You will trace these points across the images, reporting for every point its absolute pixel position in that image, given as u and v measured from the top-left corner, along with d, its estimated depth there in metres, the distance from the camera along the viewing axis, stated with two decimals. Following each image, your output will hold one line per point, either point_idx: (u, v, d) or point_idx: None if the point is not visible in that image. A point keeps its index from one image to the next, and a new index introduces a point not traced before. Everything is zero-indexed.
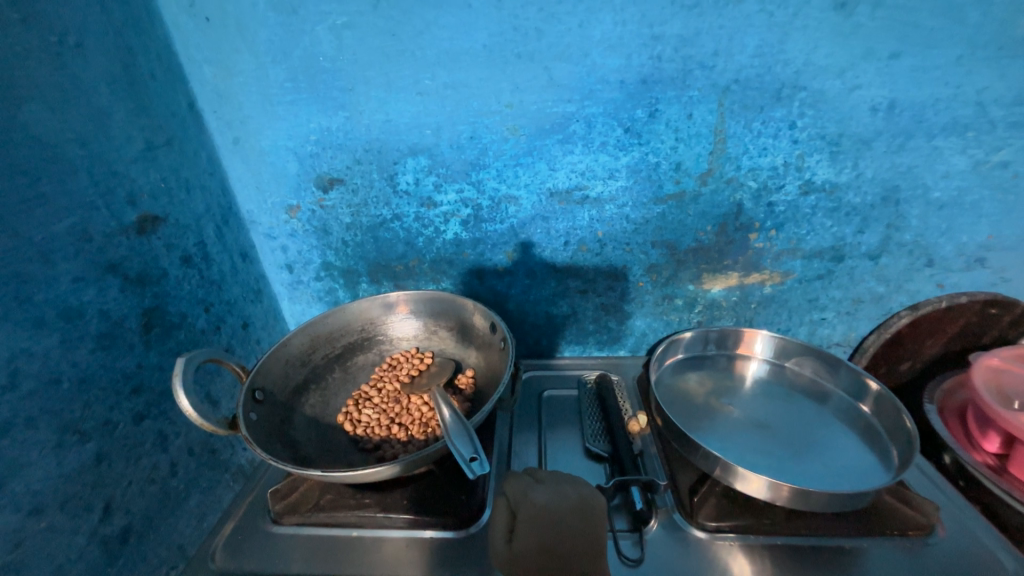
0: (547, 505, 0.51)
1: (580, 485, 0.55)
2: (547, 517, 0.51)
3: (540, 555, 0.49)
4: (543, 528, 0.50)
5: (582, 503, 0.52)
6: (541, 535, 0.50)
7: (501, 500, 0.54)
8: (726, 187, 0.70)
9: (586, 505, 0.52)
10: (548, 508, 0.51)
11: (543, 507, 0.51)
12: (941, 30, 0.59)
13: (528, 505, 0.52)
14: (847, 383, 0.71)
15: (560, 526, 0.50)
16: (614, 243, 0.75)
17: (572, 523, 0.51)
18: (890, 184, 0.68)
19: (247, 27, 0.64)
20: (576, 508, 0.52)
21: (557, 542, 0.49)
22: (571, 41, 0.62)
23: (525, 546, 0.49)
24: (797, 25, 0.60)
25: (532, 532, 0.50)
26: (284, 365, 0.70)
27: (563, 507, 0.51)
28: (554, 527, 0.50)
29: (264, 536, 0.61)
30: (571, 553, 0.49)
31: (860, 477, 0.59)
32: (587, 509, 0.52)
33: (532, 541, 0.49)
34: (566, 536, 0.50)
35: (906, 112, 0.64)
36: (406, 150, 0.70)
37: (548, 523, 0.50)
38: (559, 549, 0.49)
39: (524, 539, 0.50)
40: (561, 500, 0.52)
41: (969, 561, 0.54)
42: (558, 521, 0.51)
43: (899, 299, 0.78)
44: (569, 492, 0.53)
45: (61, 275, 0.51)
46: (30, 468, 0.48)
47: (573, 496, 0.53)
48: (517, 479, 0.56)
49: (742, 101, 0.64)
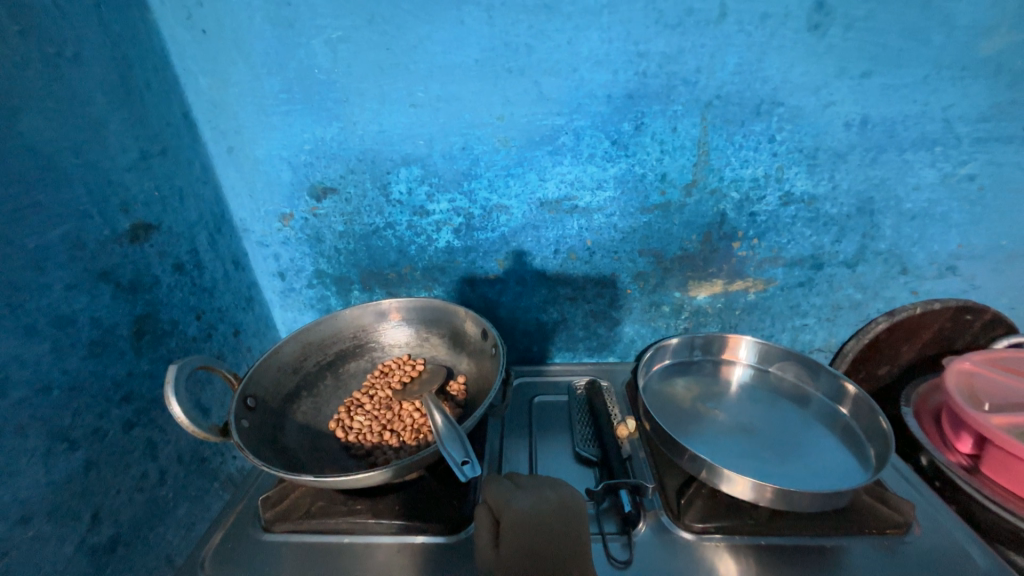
0: (529, 511, 0.52)
1: (560, 487, 0.56)
2: (530, 523, 0.51)
3: (525, 560, 0.49)
4: (526, 531, 0.51)
5: (562, 505, 0.53)
6: (525, 539, 0.50)
7: (484, 508, 0.55)
8: (710, 197, 0.72)
9: (566, 506, 0.53)
10: (530, 513, 0.52)
11: (526, 512, 0.52)
12: (909, 51, 0.63)
13: (511, 512, 0.52)
14: (827, 386, 0.73)
15: (542, 530, 0.51)
16: (603, 252, 0.77)
17: (553, 525, 0.52)
18: (865, 196, 0.71)
19: (243, 40, 0.66)
20: (556, 510, 0.53)
21: (540, 546, 0.50)
22: (561, 57, 0.65)
23: (510, 551, 0.50)
24: (774, 45, 0.63)
25: (516, 538, 0.51)
26: (276, 372, 0.70)
27: (545, 511, 0.52)
28: (537, 532, 0.51)
29: (253, 544, 0.61)
30: (555, 553, 0.50)
31: (840, 477, 0.61)
32: (568, 510, 0.53)
33: (517, 546, 0.50)
34: (548, 538, 0.51)
35: (878, 127, 0.67)
36: (398, 160, 0.72)
37: (530, 529, 0.51)
38: (543, 552, 0.50)
39: (508, 545, 0.50)
40: (542, 503, 0.53)
41: (944, 557, 0.56)
42: (539, 524, 0.51)
43: (876, 306, 0.81)
44: (549, 496, 0.54)
45: (54, 283, 0.52)
46: (18, 476, 0.47)
47: (553, 500, 0.54)
48: (496, 484, 0.56)
49: (724, 116, 0.67)
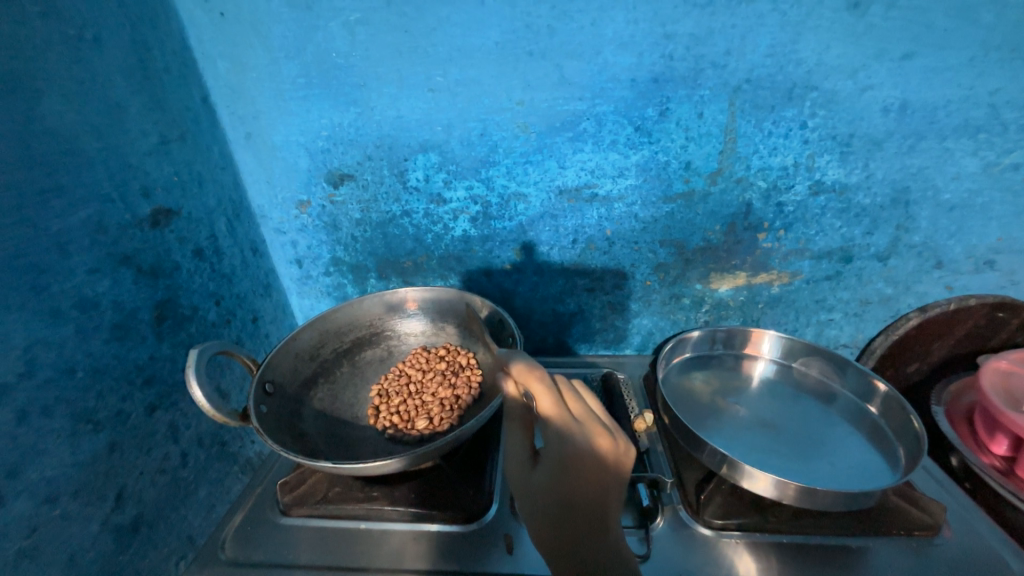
0: (558, 433, 0.47)
1: (584, 401, 0.50)
2: (560, 430, 0.47)
3: (556, 493, 0.47)
4: (574, 458, 0.46)
5: (598, 461, 0.46)
6: (572, 487, 0.46)
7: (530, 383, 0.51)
8: (736, 186, 0.70)
9: (617, 461, 0.47)
10: (567, 415, 0.47)
11: (573, 434, 0.47)
12: (953, 31, 0.59)
13: (562, 433, 0.47)
14: (854, 384, 0.71)
15: (590, 480, 0.46)
16: (623, 242, 0.76)
17: (601, 478, 0.46)
18: (900, 185, 0.68)
19: (261, 23, 0.65)
20: (594, 457, 0.46)
21: (578, 496, 0.46)
22: (583, 39, 0.63)
23: (541, 489, 0.47)
24: (810, 25, 0.60)
25: (559, 445, 0.47)
26: (294, 358, 0.70)
27: (599, 453, 0.46)
28: (562, 452, 0.47)
29: (270, 528, 0.62)
30: (581, 504, 0.46)
31: (867, 476, 0.59)
32: (619, 469, 0.47)
33: (559, 467, 0.46)
34: (590, 485, 0.46)
35: (918, 113, 0.64)
36: (416, 146, 0.71)
37: (571, 469, 0.46)
38: (573, 500, 0.46)
39: (542, 476, 0.47)
40: (574, 462, 0.46)
41: (975, 562, 0.54)
42: (565, 429, 0.47)
43: (907, 301, 0.77)
44: (578, 440, 0.46)
45: (78, 266, 0.52)
46: (45, 455, 0.48)
47: (574, 464, 0.46)
48: (526, 357, 0.54)
49: (753, 101, 0.64)
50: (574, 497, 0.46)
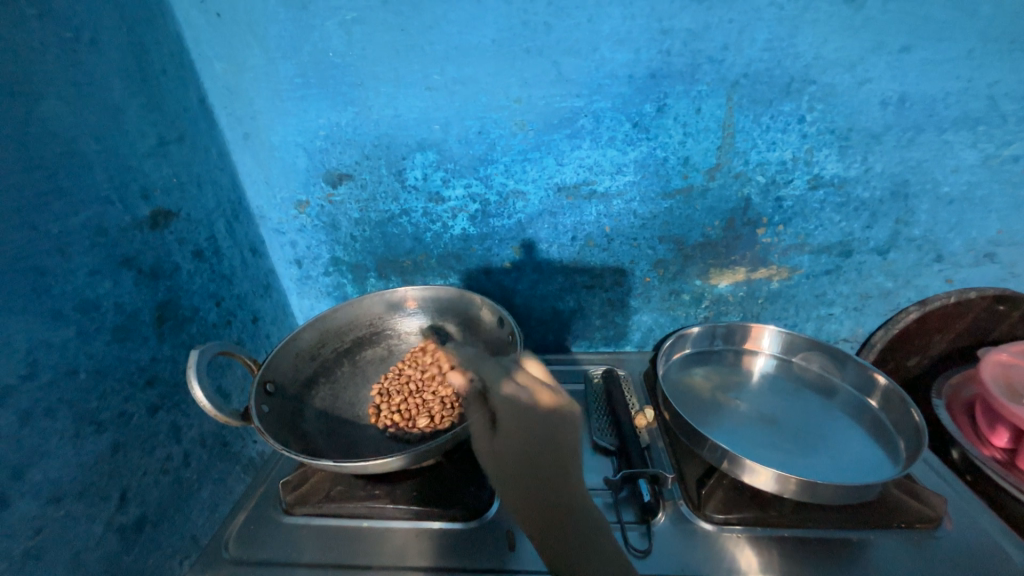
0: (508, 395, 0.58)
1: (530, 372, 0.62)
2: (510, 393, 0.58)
3: (519, 456, 0.54)
4: (523, 412, 0.56)
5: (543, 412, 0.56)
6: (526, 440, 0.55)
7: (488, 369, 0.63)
8: (734, 181, 0.70)
9: (561, 412, 0.56)
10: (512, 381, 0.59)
11: (518, 399, 0.57)
12: (951, 23, 0.59)
13: (511, 394, 0.57)
14: (854, 378, 0.71)
15: (541, 431, 0.55)
16: (622, 238, 0.76)
17: (548, 427, 0.55)
18: (899, 179, 0.68)
19: (258, 23, 0.65)
20: (542, 411, 0.56)
21: (537, 451, 0.54)
22: (580, 35, 0.62)
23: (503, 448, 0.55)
24: (807, 18, 0.60)
25: (511, 405, 0.57)
26: (294, 358, 0.71)
27: (545, 410, 0.56)
28: (514, 410, 0.56)
29: (273, 527, 0.62)
30: (539, 456, 0.54)
31: (867, 470, 0.59)
32: (563, 418, 0.56)
33: (514, 423, 0.56)
34: (542, 436, 0.54)
35: (916, 106, 0.64)
36: (414, 145, 0.71)
37: (524, 423, 0.55)
38: (531, 453, 0.54)
39: (505, 441, 0.55)
40: (525, 415, 0.56)
41: (976, 554, 0.54)
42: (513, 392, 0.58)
43: (907, 295, 0.77)
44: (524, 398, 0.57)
45: (78, 268, 0.52)
46: (49, 456, 0.48)
47: (525, 418, 0.56)
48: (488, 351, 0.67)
49: (751, 96, 0.64)
50: (530, 449, 0.54)
